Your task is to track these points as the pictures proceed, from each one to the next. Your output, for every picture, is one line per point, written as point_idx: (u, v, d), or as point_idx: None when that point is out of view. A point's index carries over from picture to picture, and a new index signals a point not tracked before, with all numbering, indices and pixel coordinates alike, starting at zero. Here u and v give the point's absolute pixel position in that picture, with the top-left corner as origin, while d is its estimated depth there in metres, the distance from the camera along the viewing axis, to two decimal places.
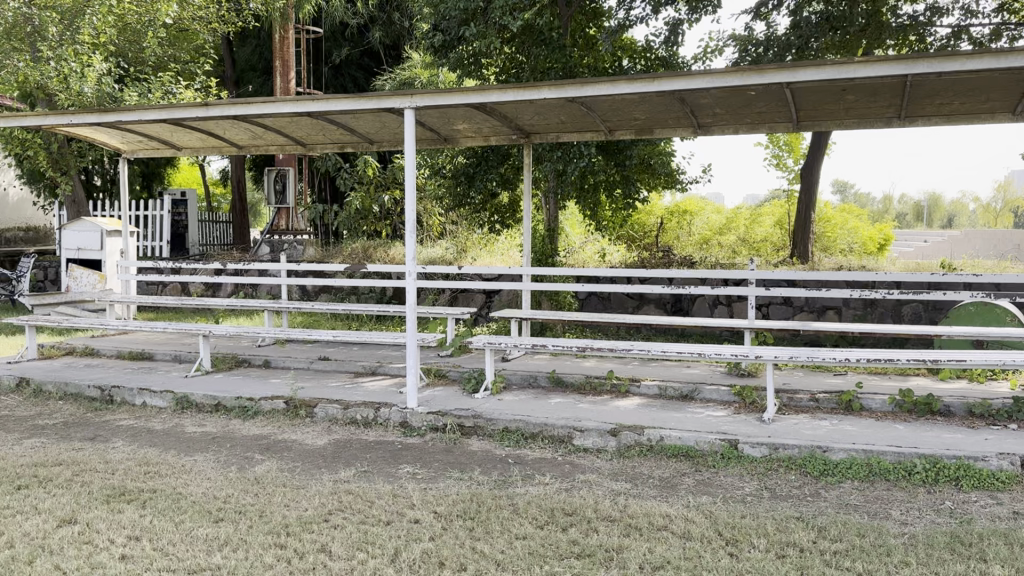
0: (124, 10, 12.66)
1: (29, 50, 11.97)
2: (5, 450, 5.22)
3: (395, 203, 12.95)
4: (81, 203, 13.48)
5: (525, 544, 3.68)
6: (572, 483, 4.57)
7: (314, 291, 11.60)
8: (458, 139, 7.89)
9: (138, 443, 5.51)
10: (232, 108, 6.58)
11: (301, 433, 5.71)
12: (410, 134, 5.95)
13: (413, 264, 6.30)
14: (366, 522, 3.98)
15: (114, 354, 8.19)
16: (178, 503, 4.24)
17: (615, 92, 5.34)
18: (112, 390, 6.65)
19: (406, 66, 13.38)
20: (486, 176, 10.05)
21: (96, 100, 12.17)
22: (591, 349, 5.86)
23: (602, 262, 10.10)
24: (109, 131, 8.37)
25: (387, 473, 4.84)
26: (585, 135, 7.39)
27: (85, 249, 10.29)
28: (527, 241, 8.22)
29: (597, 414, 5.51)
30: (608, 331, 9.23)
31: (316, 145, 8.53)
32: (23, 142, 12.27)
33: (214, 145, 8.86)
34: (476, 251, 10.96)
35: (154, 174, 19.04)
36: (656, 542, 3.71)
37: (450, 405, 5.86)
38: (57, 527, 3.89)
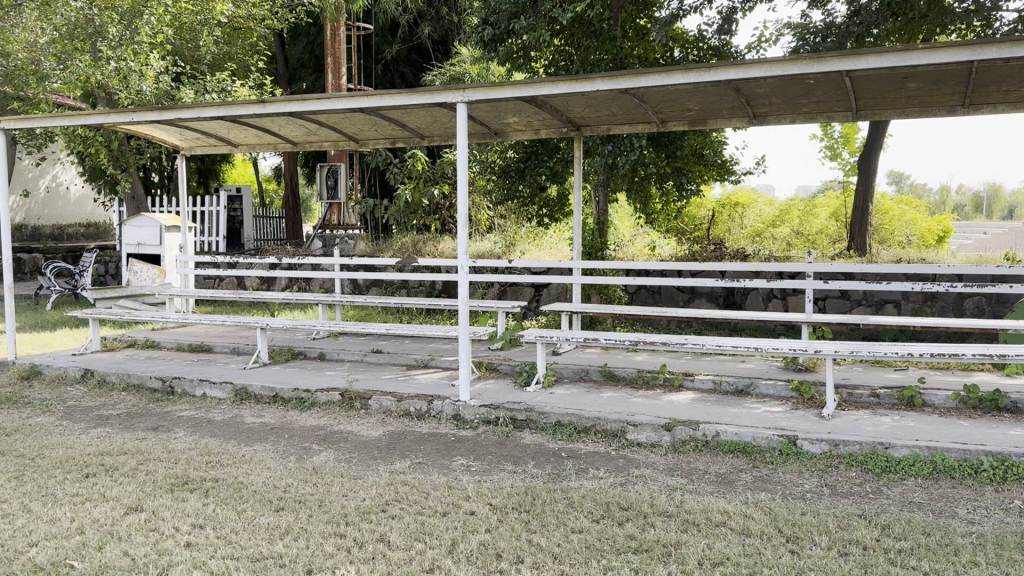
0: (181, 10, 12.92)
1: (91, 50, 12.34)
2: (73, 439, 5.38)
3: (444, 197, 12.98)
4: (140, 199, 13.81)
5: (581, 538, 3.66)
6: (627, 477, 4.53)
7: (365, 284, 11.72)
8: (509, 132, 7.87)
9: (199, 433, 5.62)
10: (287, 105, 6.65)
11: (356, 424, 5.77)
12: (463, 128, 5.93)
13: (465, 258, 6.29)
14: (423, 513, 4.00)
15: (174, 346, 8.36)
16: (239, 493, 4.31)
17: (669, 83, 5.24)
18: (173, 381, 6.80)
19: (455, 61, 13.41)
20: (537, 170, 9.99)
21: (154, 98, 12.42)
22: (644, 342, 5.79)
23: (653, 255, 9.96)
24: (168, 129, 8.54)
25: (441, 464, 4.86)
26: (637, 127, 7.31)
27: (145, 244, 10.55)
28: (578, 234, 8.15)
29: (650, 409, 5.46)
30: (658, 325, 9.16)
31: (368, 141, 8.62)
32: (84, 140, 12.65)
33: (269, 142, 8.99)
34: (525, 245, 10.95)
35: (209, 171, 19.45)
36: (714, 538, 3.66)
37: (502, 399, 5.86)
38: (125, 514, 3.99)
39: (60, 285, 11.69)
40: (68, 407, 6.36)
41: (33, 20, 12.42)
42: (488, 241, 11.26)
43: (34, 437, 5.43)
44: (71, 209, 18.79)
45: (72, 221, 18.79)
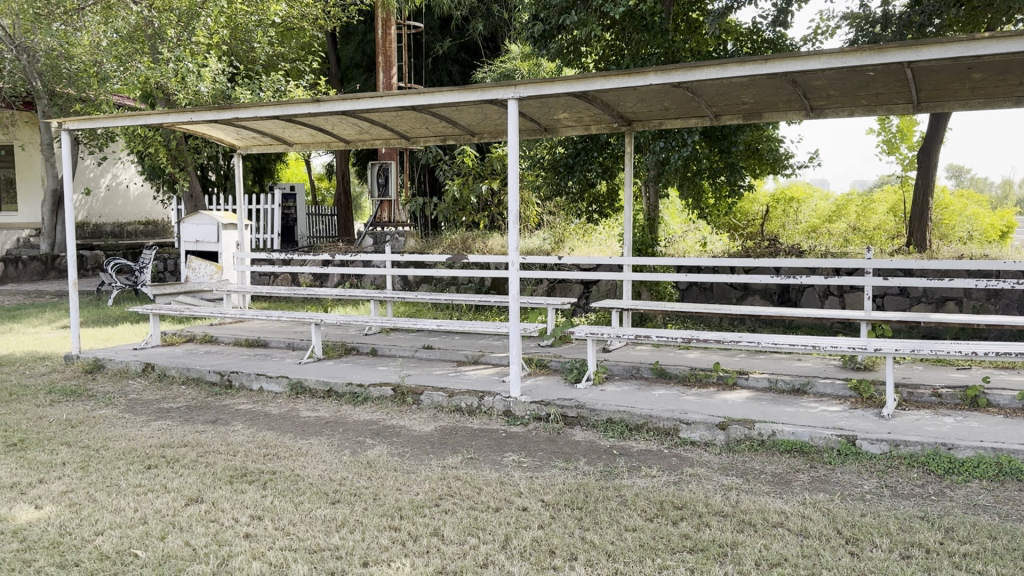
0: (236, 11, 13.14)
1: (150, 52, 12.62)
2: (136, 432, 5.52)
3: (492, 193, 12.99)
4: (197, 198, 14.12)
5: (635, 536, 3.63)
6: (680, 476, 4.48)
7: (415, 281, 11.81)
8: (559, 128, 7.83)
9: (257, 426, 5.72)
10: (340, 103, 6.71)
11: (408, 420, 5.81)
12: (514, 124, 5.92)
13: (516, 255, 6.27)
14: (476, 508, 4.02)
15: (231, 341, 8.53)
16: (296, 485, 4.37)
17: (726, 76, 5.15)
18: (231, 375, 6.93)
19: (506, 57, 13.42)
20: (587, 166, 9.91)
21: (211, 98, 12.65)
22: (697, 340, 5.71)
23: (704, 251, 9.85)
24: (225, 128, 8.71)
25: (493, 460, 4.87)
26: (690, 122, 7.22)
27: (203, 241, 10.77)
28: (629, 230, 8.05)
29: (704, 407, 5.38)
30: (710, 322, 9.05)
31: (419, 139, 8.67)
32: (144, 140, 12.96)
33: (323, 141, 9.11)
34: (574, 241, 10.92)
35: (264, 170, 19.81)
36: (771, 539, 3.60)
37: (553, 395, 5.84)
38: (185, 505, 4.08)
39: (121, 281, 12.00)
40: (130, 400, 6.52)
41: (96, 23, 12.79)
42: (537, 238, 11.27)
43: (99, 429, 5.59)
44: (131, 207, 19.28)
45: (131, 219, 19.27)
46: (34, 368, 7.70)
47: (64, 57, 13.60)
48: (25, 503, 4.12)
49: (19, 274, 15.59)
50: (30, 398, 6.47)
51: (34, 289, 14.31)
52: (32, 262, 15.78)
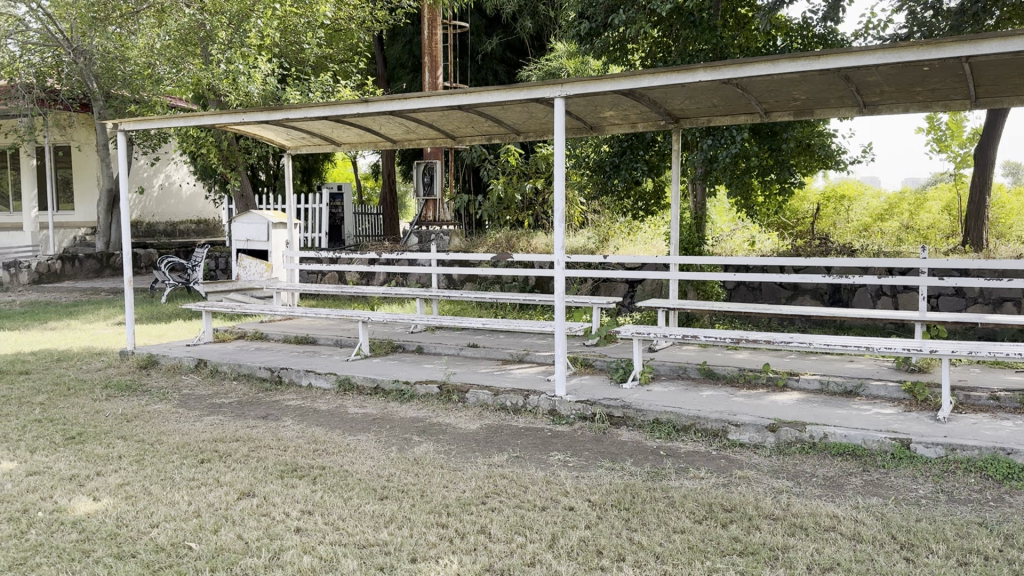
0: (286, 13, 13.32)
1: (202, 55, 12.85)
2: (189, 426, 5.63)
3: (537, 192, 13.00)
4: (248, 197, 14.37)
5: (683, 538, 3.59)
6: (729, 479, 4.42)
7: (460, 279, 11.86)
8: (605, 126, 7.79)
9: (306, 422, 5.80)
10: (388, 104, 6.75)
11: (453, 417, 5.84)
12: (561, 123, 5.90)
13: (562, 255, 6.24)
14: (522, 507, 4.02)
15: (281, 338, 8.66)
16: (345, 480, 4.42)
17: (776, 72, 5.05)
18: (281, 371, 7.03)
19: (551, 56, 13.40)
20: (632, 165, 9.83)
21: (262, 99, 12.85)
22: (746, 340, 5.63)
23: (752, 250, 9.71)
24: (275, 129, 8.84)
25: (538, 459, 4.86)
26: (739, 119, 7.13)
27: (253, 240, 10.94)
28: (676, 228, 7.94)
29: (753, 409, 5.30)
30: (758, 322, 8.94)
31: (465, 138, 8.69)
32: (196, 141, 13.21)
33: (370, 141, 9.20)
34: (618, 240, 10.88)
35: (311, 169, 20.09)
36: (824, 543, 3.53)
37: (599, 395, 5.81)
38: (238, 499, 4.15)
39: (173, 279, 12.25)
40: (183, 395, 6.66)
41: (150, 27, 13.05)
42: (582, 237, 11.23)
43: (153, 423, 5.71)
44: (183, 207, 19.68)
45: (183, 218, 19.67)
46: (91, 363, 7.91)
47: (119, 60, 13.97)
48: (83, 495, 4.23)
49: (76, 271, 15.97)
50: (88, 392, 6.65)
51: (91, 286, 14.69)
52: (88, 260, 16.19)
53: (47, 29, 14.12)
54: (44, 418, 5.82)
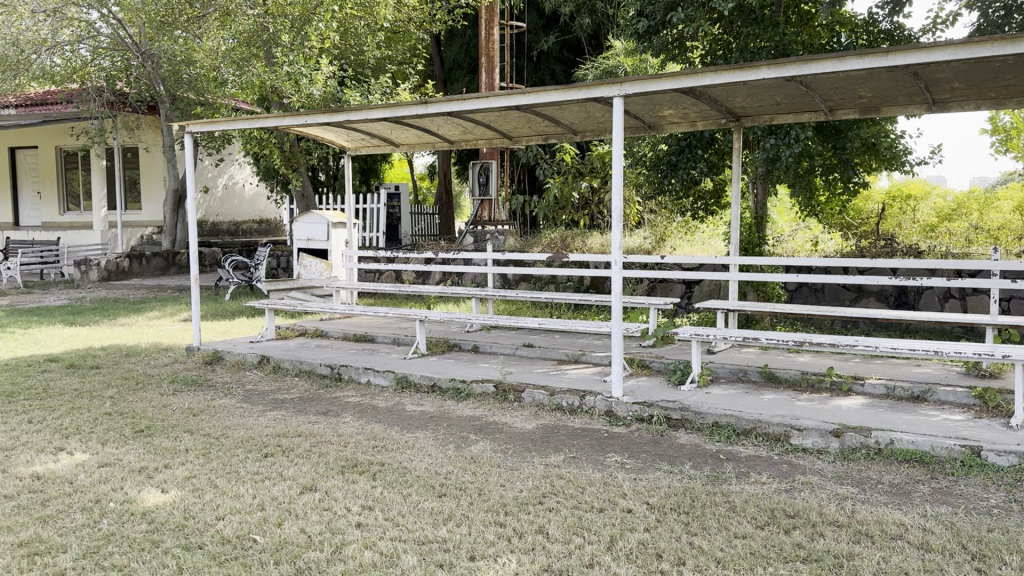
0: (347, 16, 13.51)
1: (265, 57, 13.11)
2: (252, 421, 5.76)
3: (593, 192, 12.94)
4: (308, 197, 14.62)
5: (745, 543, 3.54)
6: (792, 484, 4.34)
7: (515, 279, 11.89)
8: (664, 125, 7.72)
9: (365, 419, 5.88)
10: (447, 104, 6.77)
11: (510, 417, 5.84)
12: (619, 121, 5.84)
13: (619, 255, 6.17)
14: (580, 508, 4.00)
15: (340, 336, 8.79)
16: (404, 477, 4.47)
17: (843, 69, 4.94)
18: (340, 368, 7.13)
19: (609, 55, 13.35)
20: (689, 164, 9.69)
21: (323, 101, 13.06)
22: (810, 343, 5.52)
23: (815, 251, 9.53)
24: (336, 130, 8.99)
25: (595, 460, 4.84)
26: (802, 117, 7.00)
27: (314, 239, 11.12)
28: (735, 229, 7.81)
29: (816, 413, 5.19)
30: (821, 324, 8.77)
31: (522, 138, 8.69)
32: (259, 142, 13.52)
33: (428, 141, 9.28)
34: (676, 239, 10.76)
35: (369, 169, 20.36)
36: (890, 551, 3.45)
37: (656, 397, 5.75)
38: (301, 493, 4.23)
39: (236, 277, 12.54)
40: (247, 391, 6.81)
41: (214, 29, 13.33)
42: (639, 236, 11.14)
43: (218, 417, 5.85)
44: (246, 207, 20.11)
45: (245, 218, 20.08)
46: (158, 359, 8.13)
47: (185, 64, 14.40)
48: (152, 487, 4.35)
49: (144, 269, 16.41)
50: (155, 387, 6.84)
51: (158, 283, 15.10)
52: (155, 258, 16.64)
53: (117, 35, 14.58)
54: (114, 411, 6.00)
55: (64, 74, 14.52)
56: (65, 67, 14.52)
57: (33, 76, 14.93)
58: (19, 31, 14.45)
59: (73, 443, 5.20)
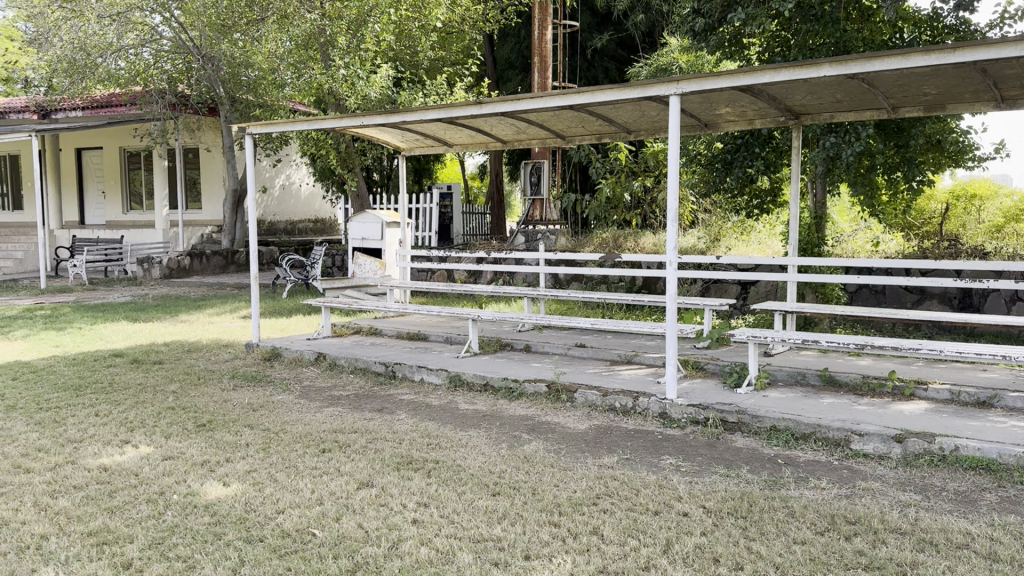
0: (402, 18, 13.65)
1: (323, 58, 13.36)
2: (310, 417, 5.85)
3: (646, 191, 12.85)
4: (363, 197, 14.81)
5: (805, 549, 3.48)
6: (852, 490, 4.25)
7: (566, 279, 11.88)
8: (721, 124, 7.63)
9: (419, 416, 5.93)
10: (501, 105, 6.78)
11: (562, 417, 5.84)
12: (676, 120, 5.77)
13: (674, 256, 6.10)
14: (634, 510, 3.98)
15: (394, 334, 8.89)
16: (458, 474, 4.50)
17: (908, 66, 4.81)
18: (395, 366, 7.20)
19: (663, 52, 13.28)
20: (745, 162, 9.51)
21: (378, 103, 13.27)
22: (871, 347, 5.40)
23: (876, 252, 9.34)
24: (391, 132, 9.11)
25: (649, 462, 4.81)
26: (864, 115, 6.85)
27: (368, 239, 11.25)
28: (794, 228, 7.67)
29: (878, 418, 5.07)
30: (882, 327, 8.58)
31: (575, 137, 8.66)
32: (316, 143, 13.95)
33: (482, 141, 9.32)
34: (731, 239, 10.62)
35: (422, 169, 20.54)
36: (956, 561, 3.35)
37: (712, 399, 5.69)
38: (357, 489, 4.29)
39: (293, 276, 12.77)
40: (304, 387, 6.94)
41: (273, 31, 13.55)
42: (693, 236, 11.03)
43: (277, 413, 5.97)
44: (302, 206, 20.45)
45: (301, 217, 20.42)
46: (219, 355, 8.32)
47: (244, 66, 14.68)
48: (215, 480, 4.46)
49: (204, 268, 16.76)
50: (216, 383, 7.00)
51: (217, 281, 15.45)
52: (215, 257, 16.99)
53: (178, 38, 14.93)
54: (177, 405, 6.17)
55: (128, 77, 14.98)
56: (129, 69, 15.04)
57: (100, 80, 15.20)
58: (85, 36, 14.67)
59: (137, 436, 5.35)
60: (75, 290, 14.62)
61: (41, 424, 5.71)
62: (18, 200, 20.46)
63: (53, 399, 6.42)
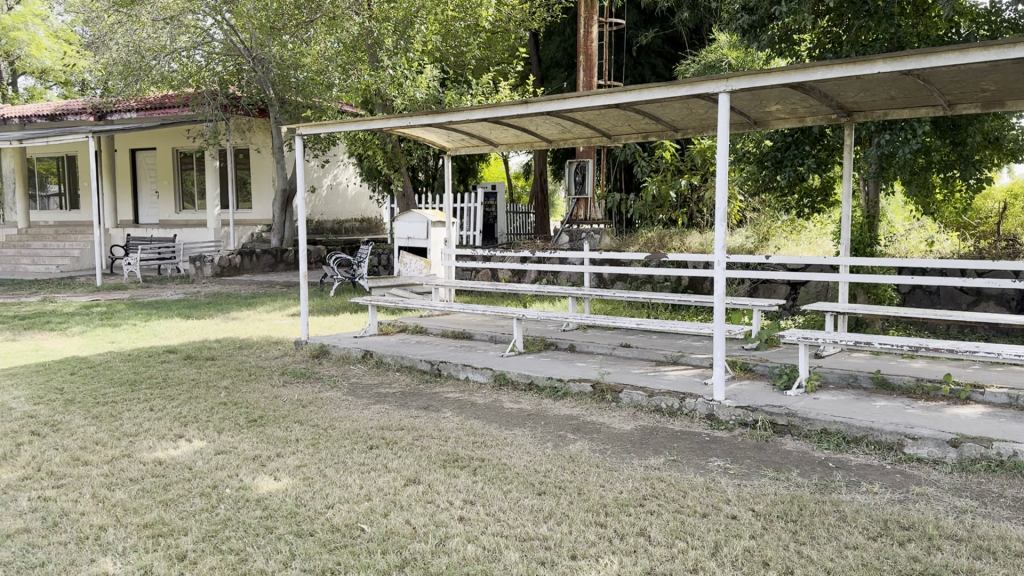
0: (449, 18, 13.74)
1: (370, 59, 13.52)
2: (358, 413, 5.93)
3: (692, 190, 12.75)
4: (409, 196, 14.93)
5: (857, 554, 3.42)
6: (906, 495, 4.17)
7: (610, 279, 11.84)
8: (770, 121, 7.53)
9: (465, 415, 5.97)
10: (548, 104, 6.78)
11: (607, 417, 5.83)
12: (725, 118, 5.71)
13: (722, 255, 6.04)
14: (682, 512, 3.95)
15: (440, 332, 8.94)
16: (504, 473, 4.52)
17: (966, 62, 4.68)
18: (440, 364, 7.25)
19: (712, 49, 13.16)
20: (796, 160, 9.36)
21: (425, 103, 13.37)
22: (926, 349, 5.29)
23: (930, 251, 9.14)
24: (437, 132, 9.18)
25: (697, 464, 4.77)
26: (918, 112, 6.71)
27: (413, 238, 11.34)
28: (846, 228, 7.52)
29: (933, 422, 4.96)
30: (936, 328, 8.39)
31: (621, 135, 8.62)
32: (364, 143, 14.11)
33: (527, 140, 9.34)
34: (780, 239, 10.48)
35: (467, 169, 20.64)
36: (1016, 570, 3.26)
37: (760, 401, 5.62)
38: (405, 485, 4.33)
39: (341, 274, 12.91)
40: (351, 384, 7.03)
41: (322, 33, 13.66)
42: (741, 236, 10.92)
43: (326, 409, 6.06)
44: (349, 206, 20.70)
45: (348, 217, 20.68)
46: (269, 352, 8.46)
47: (293, 67, 14.90)
48: (266, 474, 4.54)
49: (255, 266, 17.04)
50: (267, 379, 7.13)
51: (267, 279, 15.71)
52: (265, 256, 17.27)
53: (229, 40, 15.18)
54: (229, 401, 6.29)
55: (181, 79, 15.31)
56: (181, 71, 15.27)
57: (153, 82, 15.51)
58: (140, 39, 15.00)
59: (191, 431, 5.47)
60: (129, 287, 14.97)
61: (98, 418, 5.87)
62: (74, 200, 21.05)
63: (109, 394, 6.59)
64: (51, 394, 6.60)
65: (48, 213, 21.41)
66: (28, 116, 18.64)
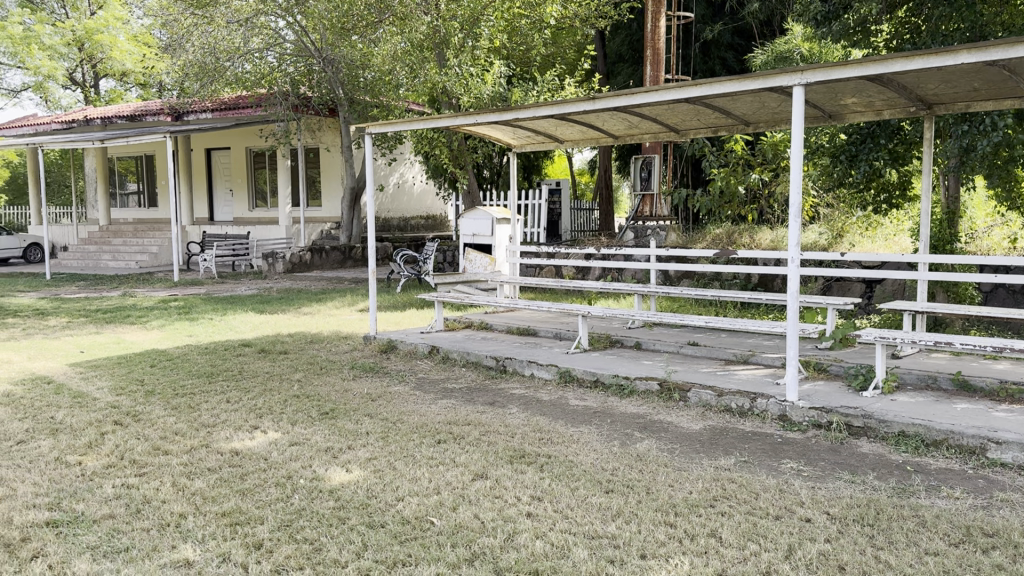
0: (515, 15, 13.78)
1: (436, 56, 13.63)
2: (425, 408, 6.00)
3: (762, 185, 12.52)
4: (475, 194, 15.03)
5: (937, 561, 3.32)
6: (989, 501, 4.02)
7: (677, 276, 11.70)
8: (846, 115, 7.34)
9: (531, 411, 5.99)
10: (616, 99, 6.73)
11: (675, 416, 5.77)
12: (799, 111, 5.58)
13: (796, 253, 5.90)
14: (754, 513, 3.89)
15: (505, 329, 8.97)
16: (571, 470, 4.52)
17: None
18: (506, 361, 7.29)
19: (783, 41, 12.89)
20: (871, 155, 9.09)
21: (491, 101, 13.43)
22: (1010, 350, 5.09)
23: (1014, 249, 8.78)
24: (504, 129, 9.21)
25: (768, 465, 4.69)
26: (1003, 104, 6.44)
27: (479, 235, 11.40)
28: (924, 225, 7.28)
29: (1018, 426, 4.77)
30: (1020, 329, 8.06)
31: (690, 131, 8.51)
32: (431, 141, 14.22)
33: (592, 136, 9.28)
34: (855, 236, 10.22)
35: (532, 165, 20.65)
36: None
37: (835, 402, 5.48)
38: (473, 480, 4.36)
39: (407, 270, 13.06)
40: (418, 379, 7.12)
41: (391, 34, 13.82)
42: (814, 232, 10.70)
43: (394, 403, 6.16)
44: (415, 203, 20.93)
45: (414, 214, 20.91)
46: (339, 346, 8.62)
47: (362, 67, 15.16)
48: (338, 466, 4.63)
49: (324, 262, 17.37)
50: (337, 372, 7.28)
51: (336, 275, 16.00)
52: (333, 252, 17.60)
53: (300, 41, 15.53)
54: (301, 394, 6.44)
55: (254, 80, 15.73)
56: (254, 72, 15.67)
57: (227, 82, 15.99)
58: (216, 40, 15.43)
59: (265, 422, 5.62)
60: (205, 282, 15.44)
61: (177, 409, 6.08)
62: (153, 198, 21.80)
63: (188, 385, 6.81)
64: (133, 385, 6.86)
65: (128, 210, 22.21)
66: (110, 116, 19.36)
